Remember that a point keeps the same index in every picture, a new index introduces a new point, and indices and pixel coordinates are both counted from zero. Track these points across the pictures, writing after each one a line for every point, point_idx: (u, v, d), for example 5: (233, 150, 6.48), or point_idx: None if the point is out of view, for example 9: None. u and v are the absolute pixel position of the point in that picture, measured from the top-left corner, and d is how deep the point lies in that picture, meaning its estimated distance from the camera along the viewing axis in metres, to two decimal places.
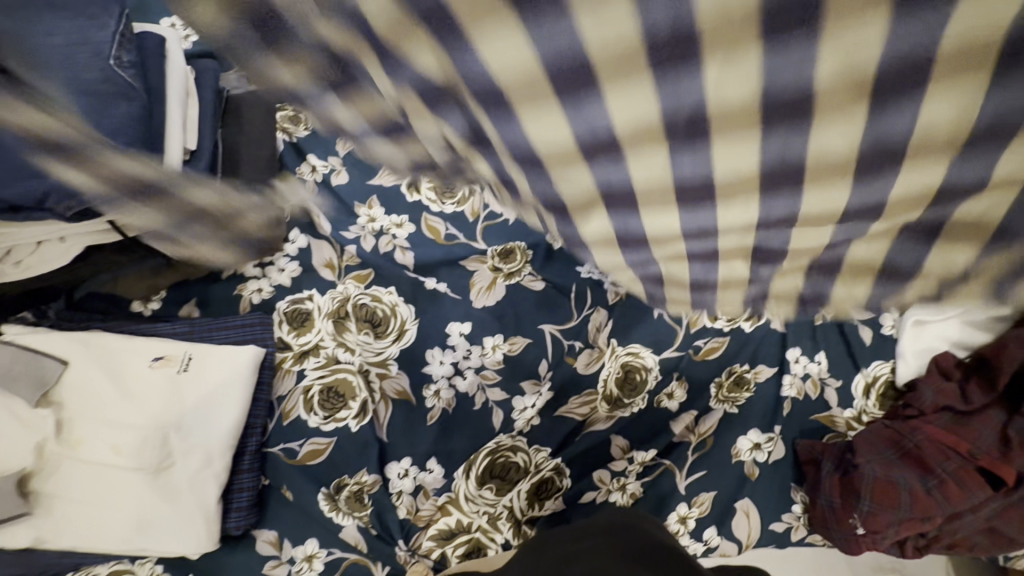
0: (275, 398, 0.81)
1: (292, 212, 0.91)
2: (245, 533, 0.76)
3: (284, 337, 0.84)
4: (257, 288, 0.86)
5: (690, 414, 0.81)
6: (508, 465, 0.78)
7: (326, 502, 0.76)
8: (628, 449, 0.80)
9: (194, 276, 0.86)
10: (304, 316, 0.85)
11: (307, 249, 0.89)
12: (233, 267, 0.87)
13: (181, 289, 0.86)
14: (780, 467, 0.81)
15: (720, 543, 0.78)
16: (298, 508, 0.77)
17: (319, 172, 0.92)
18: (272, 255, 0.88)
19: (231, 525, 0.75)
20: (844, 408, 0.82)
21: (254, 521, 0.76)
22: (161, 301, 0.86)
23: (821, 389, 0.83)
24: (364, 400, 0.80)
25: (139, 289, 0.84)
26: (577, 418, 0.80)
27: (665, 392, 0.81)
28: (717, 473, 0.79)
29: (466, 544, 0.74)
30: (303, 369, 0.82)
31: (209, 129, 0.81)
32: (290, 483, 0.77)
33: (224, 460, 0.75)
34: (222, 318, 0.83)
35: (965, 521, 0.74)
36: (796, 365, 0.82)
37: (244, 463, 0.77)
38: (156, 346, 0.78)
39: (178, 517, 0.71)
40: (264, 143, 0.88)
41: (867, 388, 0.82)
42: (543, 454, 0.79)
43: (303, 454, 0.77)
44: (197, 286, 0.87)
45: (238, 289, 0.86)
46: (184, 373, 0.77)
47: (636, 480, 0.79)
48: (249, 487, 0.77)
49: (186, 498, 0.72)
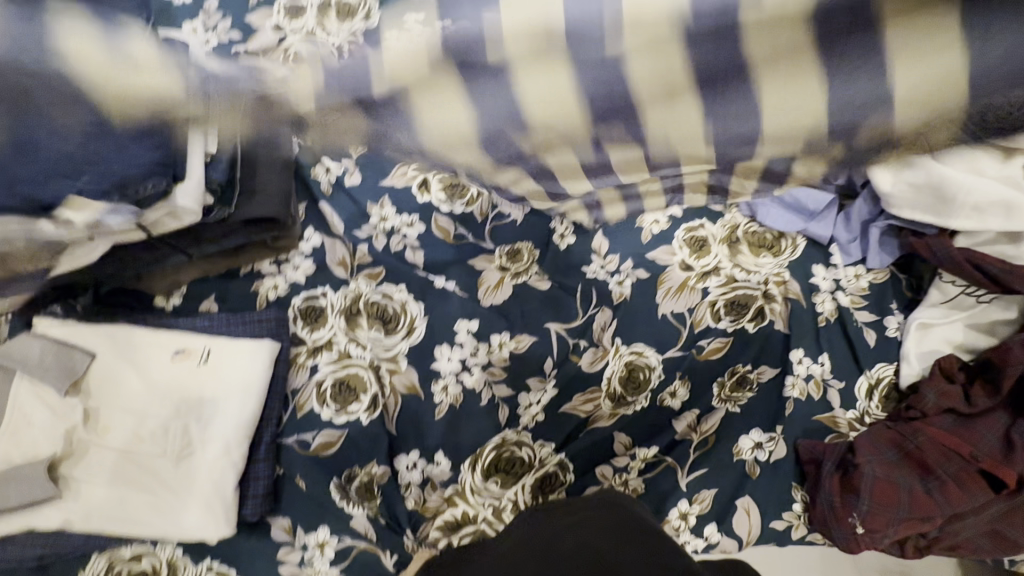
0: (290, 390, 0.84)
1: (307, 212, 0.93)
2: (259, 521, 0.78)
3: (299, 333, 0.87)
4: (273, 285, 0.89)
5: (692, 413, 0.83)
6: (512, 459, 0.80)
7: (337, 491, 0.79)
8: (631, 446, 0.82)
9: (213, 273, 0.90)
10: (317, 313, 0.88)
11: (321, 247, 0.92)
12: (250, 264, 0.90)
13: (200, 286, 0.89)
14: (781, 467, 0.82)
15: (721, 539, 0.79)
16: (310, 499, 0.79)
17: (330, 173, 0.94)
18: (288, 253, 0.91)
19: (247, 512, 0.77)
20: (846, 409, 0.84)
21: (268, 509, 0.79)
22: (182, 297, 0.89)
23: (823, 390, 0.85)
24: (375, 394, 0.83)
25: (162, 286, 0.88)
26: (581, 415, 0.82)
27: (668, 390, 0.83)
28: (719, 472, 0.81)
29: (470, 535, 0.77)
30: (317, 364, 0.85)
31: None
32: (304, 473, 0.79)
33: (241, 450, 0.78)
34: (240, 313, 0.86)
35: (967, 522, 0.76)
36: (798, 366, 0.85)
37: (260, 452, 0.80)
38: (177, 339, 0.82)
39: (197, 503, 0.75)
40: None
41: (871, 389, 0.85)
42: (548, 449, 0.81)
43: (316, 445, 0.80)
44: (215, 282, 0.90)
45: (255, 285, 0.89)
46: (204, 365, 0.81)
47: (638, 476, 0.81)
48: (265, 476, 0.79)
49: (206, 484, 0.76)
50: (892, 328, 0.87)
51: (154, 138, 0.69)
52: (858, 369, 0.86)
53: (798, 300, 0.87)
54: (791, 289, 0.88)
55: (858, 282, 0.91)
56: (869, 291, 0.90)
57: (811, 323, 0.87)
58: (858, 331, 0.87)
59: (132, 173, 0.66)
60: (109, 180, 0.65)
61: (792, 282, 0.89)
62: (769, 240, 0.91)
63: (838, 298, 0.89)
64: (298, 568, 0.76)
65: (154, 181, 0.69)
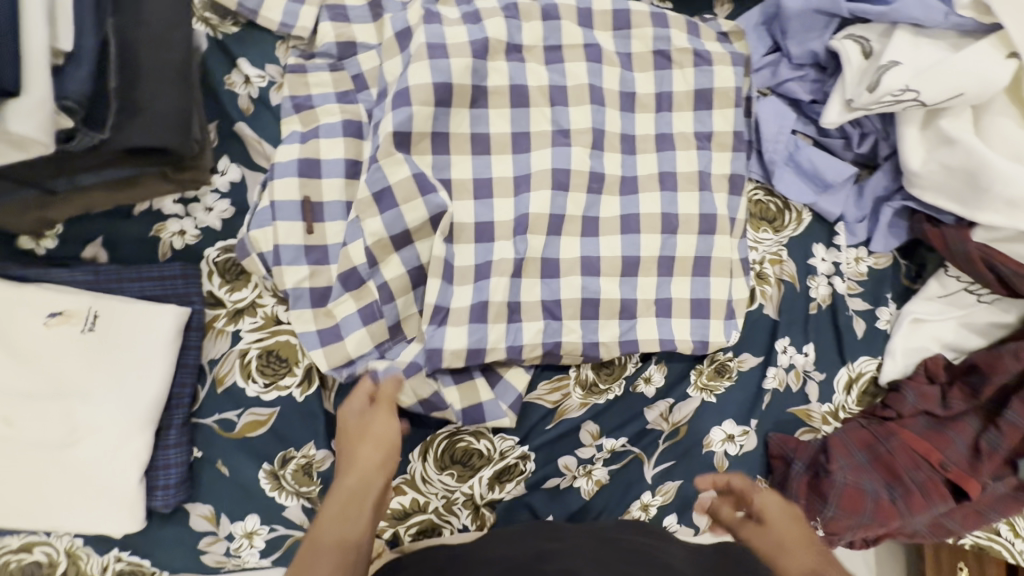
0: (206, 361, 0.70)
1: (220, 135, 0.74)
2: (175, 509, 0.68)
3: (215, 292, 0.71)
4: (179, 231, 0.71)
5: (665, 402, 0.77)
6: (468, 452, 0.73)
7: (268, 478, 0.69)
8: (600, 435, 0.76)
9: (97, 210, 0.69)
10: (236, 268, 0.72)
11: (240, 183, 0.73)
12: (147, 200, 0.70)
13: (82, 225, 0.70)
14: (749, 458, 0.78)
15: (679, 529, 0.77)
16: (235, 485, 0.69)
17: (254, 86, 0.74)
18: (197, 190, 0.72)
19: (157, 503, 0.66)
20: (821, 402, 0.79)
21: (185, 497, 0.68)
22: (57, 239, 0.69)
23: (803, 380, 0.80)
24: (308, 366, 0.71)
25: (27, 224, 0.66)
26: (548, 405, 0.75)
27: (642, 376, 0.76)
28: (686, 465, 0.76)
29: (420, 524, 0.72)
30: (239, 331, 0.71)
31: (92, 20, 0.58)
32: (226, 458, 0.69)
33: (145, 437, 0.65)
34: (137, 267, 0.69)
35: (915, 524, 0.75)
36: (781, 356, 0.79)
37: (170, 437, 0.67)
38: (53, 299, 0.65)
39: (97, 501, 0.64)
40: (175, 46, 0.64)
41: (850, 383, 0.80)
42: (509, 442, 0.74)
43: (242, 428, 0.68)
44: (103, 221, 0.70)
45: (156, 229, 0.71)
46: (90, 334, 0.65)
47: (604, 467, 0.75)
48: (177, 463, 0.67)
49: (104, 480, 0.64)
50: (883, 319, 0.81)
51: None
52: (841, 360, 0.80)
53: (792, 283, 0.80)
54: (787, 270, 0.80)
55: (857, 266, 0.82)
56: (868, 277, 0.82)
57: (802, 308, 0.80)
58: (849, 321, 0.80)
59: None
60: None
61: (790, 262, 0.81)
62: (771, 213, 0.82)
63: (834, 283, 0.81)
64: (224, 557, 0.69)
65: None
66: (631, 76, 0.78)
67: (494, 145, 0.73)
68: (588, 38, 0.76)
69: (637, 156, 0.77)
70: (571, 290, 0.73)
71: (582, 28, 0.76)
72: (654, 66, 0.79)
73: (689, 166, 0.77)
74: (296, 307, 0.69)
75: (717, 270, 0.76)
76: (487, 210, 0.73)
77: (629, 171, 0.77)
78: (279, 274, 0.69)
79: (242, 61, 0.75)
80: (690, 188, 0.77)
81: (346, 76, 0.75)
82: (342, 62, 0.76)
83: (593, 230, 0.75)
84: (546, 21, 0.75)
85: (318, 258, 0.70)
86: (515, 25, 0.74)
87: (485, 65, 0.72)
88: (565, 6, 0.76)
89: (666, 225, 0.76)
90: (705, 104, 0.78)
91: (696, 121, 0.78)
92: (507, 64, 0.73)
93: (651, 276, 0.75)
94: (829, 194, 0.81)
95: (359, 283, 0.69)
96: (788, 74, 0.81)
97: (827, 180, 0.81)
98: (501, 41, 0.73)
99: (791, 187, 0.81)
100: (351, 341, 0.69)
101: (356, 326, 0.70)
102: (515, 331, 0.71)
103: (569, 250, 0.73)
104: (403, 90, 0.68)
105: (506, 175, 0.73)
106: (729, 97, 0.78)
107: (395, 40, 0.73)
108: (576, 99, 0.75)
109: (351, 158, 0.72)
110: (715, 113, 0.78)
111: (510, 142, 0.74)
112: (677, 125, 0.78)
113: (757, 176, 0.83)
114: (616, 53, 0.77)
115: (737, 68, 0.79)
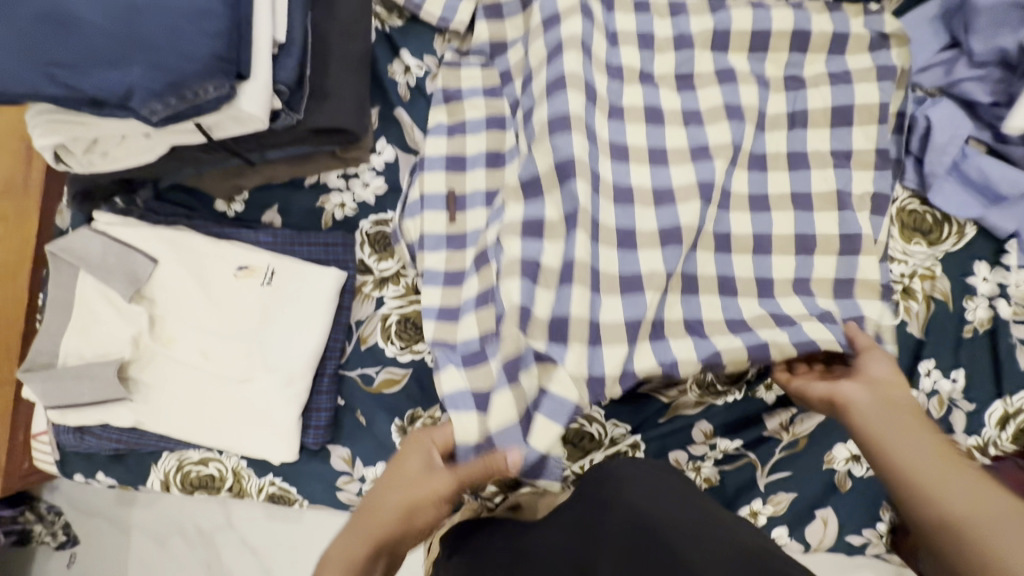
0: (354, 321, 0.79)
1: (381, 119, 0.82)
2: (321, 448, 0.77)
3: (365, 260, 0.79)
4: (340, 203, 0.80)
5: (788, 411, 0.74)
6: (579, 434, 0.75)
7: (399, 433, 0.74)
8: (713, 435, 0.75)
9: (276, 181, 0.79)
10: (386, 240, 0.79)
11: (394, 163, 0.80)
12: (317, 175, 0.80)
13: (264, 194, 0.81)
14: (876, 483, 0.73)
15: (788, 543, 0.74)
16: (370, 436, 0.76)
17: (412, 74, 0.81)
18: (357, 167, 0.80)
19: (309, 440, 0.76)
20: (966, 434, 0.72)
21: (330, 438, 0.77)
22: (243, 204, 0.81)
23: (947, 409, 0.73)
24: None
25: (221, 189, 0.79)
26: (663, 400, 0.75)
27: (765, 382, 0.75)
28: (803, 478, 0.74)
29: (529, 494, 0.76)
30: (383, 297, 0.78)
31: (301, 13, 0.67)
32: (364, 409, 0.76)
33: (305, 382, 0.74)
34: (306, 234, 0.78)
35: None
36: (924, 379, 0.73)
37: (323, 384, 0.77)
38: (240, 255, 0.76)
39: (263, 430, 0.74)
40: (357, 40, 0.74)
41: (1004, 418, 0.72)
42: (621, 429, 0.75)
43: (379, 383, 0.75)
44: (280, 190, 0.80)
45: (321, 201, 0.80)
46: (267, 287, 0.76)
47: (713, 466, 0.75)
48: (326, 407, 0.76)
49: (269, 414, 0.74)
50: None
51: (217, 22, 0.57)
52: (997, 392, 0.73)
53: (944, 301, 0.74)
54: (939, 287, 0.74)
55: None
56: None
57: (953, 330, 0.74)
58: (1012, 350, 0.73)
59: (186, 69, 0.56)
60: (164, 78, 0.56)
61: (943, 278, 0.75)
62: (929, 224, 0.76)
63: (996, 307, 0.74)
64: (356, 497, 0.76)
65: (215, 82, 0.58)
66: (767, 96, 0.75)
67: (632, 154, 0.73)
68: (720, 64, 0.76)
69: (769, 174, 0.74)
70: (711, 309, 0.70)
71: (715, 54, 0.77)
72: (787, 89, 0.76)
73: (823, 187, 0.73)
74: (428, 287, 0.71)
75: (841, 292, 0.71)
76: (629, 216, 0.71)
77: (759, 189, 0.74)
78: (420, 259, 0.74)
79: (403, 52, 0.82)
80: (826, 210, 0.73)
81: (494, 74, 0.79)
82: (492, 60, 0.80)
83: (726, 246, 0.72)
84: (679, 52, 0.77)
85: (451, 244, 0.74)
86: (649, 57, 0.77)
87: (622, 87, 0.75)
88: (702, 34, 0.76)
89: (805, 246, 0.72)
90: (843, 119, 0.74)
91: (833, 137, 0.74)
92: (642, 88, 0.76)
93: (791, 294, 0.71)
94: (1002, 209, 0.74)
95: (486, 264, 0.69)
96: (965, 74, 0.75)
97: (999, 191, 0.73)
98: (635, 70, 0.76)
99: (953, 199, 0.74)
100: (462, 338, 0.68)
101: (470, 320, 0.68)
102: (663, 350, 0.66)
103: (703, 267, 0.72)
104: (558, 81, 0.69)
105: (645, 185, 0.72)
106: (873, 113, 0.73)
107: (542, 24, 0.73)
108: (712, 121, 0.74)
109: (492, 151, 0.76)
110: (855, 129, 0.73)
111: (647, 154, 0.74)
112: (813, 142, 0.74)
113: (911, 185, 0.77)
114: (751, 73, 0.76)
115: (883, 83, 0.73)
